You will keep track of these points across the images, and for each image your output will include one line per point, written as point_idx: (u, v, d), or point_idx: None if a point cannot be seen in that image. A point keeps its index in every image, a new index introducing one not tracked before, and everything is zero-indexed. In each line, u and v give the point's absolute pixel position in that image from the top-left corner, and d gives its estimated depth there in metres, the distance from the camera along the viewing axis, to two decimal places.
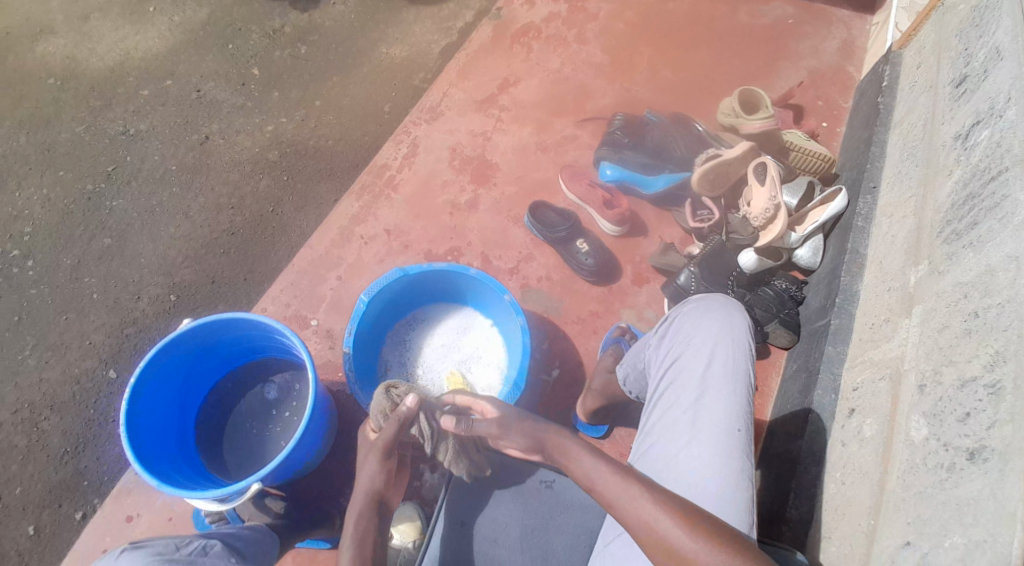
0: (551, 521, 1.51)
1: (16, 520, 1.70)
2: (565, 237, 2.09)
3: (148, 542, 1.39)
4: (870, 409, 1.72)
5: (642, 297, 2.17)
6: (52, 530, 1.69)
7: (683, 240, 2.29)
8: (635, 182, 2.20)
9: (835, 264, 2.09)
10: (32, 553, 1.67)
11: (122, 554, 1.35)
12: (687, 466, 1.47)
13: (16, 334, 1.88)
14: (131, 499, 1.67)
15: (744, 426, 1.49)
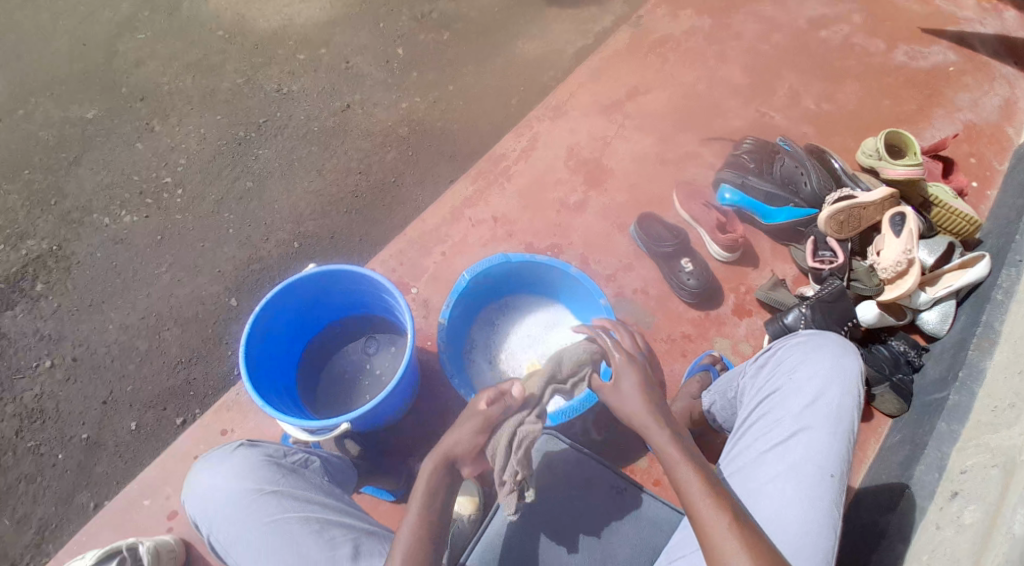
0: (617, 527, 1.52)
1: (122, 413, 1.86)
2: (670, 253, 2.04)
3: (264, 444, 1.55)
4: (976, 495, 1.57)
5: (741, 329, 2.08)
6: (151, 429, 1.85)
7: (796, 280, 2.17)
8: (754, 211, 2.15)
9: (965, 335, 1.91)
10: (130, 446, 1.83)
11: (240, 449, 1.51)
12: (769, 500, 1.39)
13: (156, 251, 2.04)
14: (227, 414, 1.80)
15: (837, 473, 1.40)
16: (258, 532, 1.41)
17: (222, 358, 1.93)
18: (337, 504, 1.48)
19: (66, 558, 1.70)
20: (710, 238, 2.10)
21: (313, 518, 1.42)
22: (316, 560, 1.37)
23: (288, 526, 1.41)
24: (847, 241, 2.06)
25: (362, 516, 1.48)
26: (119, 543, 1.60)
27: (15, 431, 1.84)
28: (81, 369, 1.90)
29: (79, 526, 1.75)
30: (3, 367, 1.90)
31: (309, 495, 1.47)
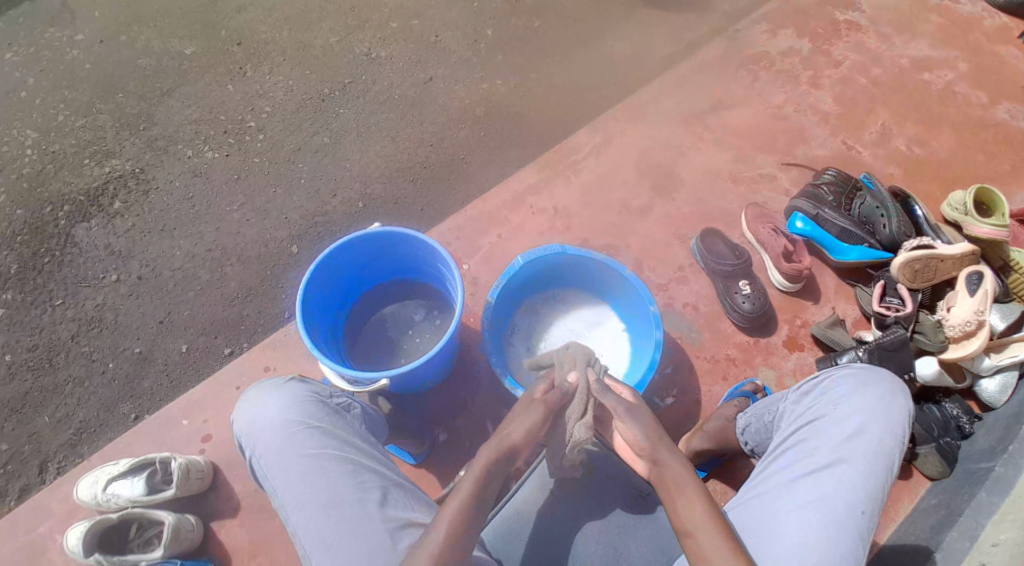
0: (633, 530, 1.54)
1: (175, 335, 1.94)
2: (728, 272, 2.00)
3: (312, 384, 1.67)
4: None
5: (788, 362, 2.02)
6: (199, 354, 1.92)
7: (857, 322, 2.08)
8: (824, 246, 2.09)
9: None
10: (177, 368, 1.91)
11: (291, 384, 1.64)
12: (799, 521, 1.44)
13: (231, 189, 2.11)
14: (271, 354, 1.87)
15: (868, 509, 1.46)
16: (296, 462, 1.53)
17: (274, 300, 1.99)
18: (371, 451, 1.61)
19: (100, 462, 1.79)
20: (771, 265, 2.07)
21: (348, 459, 1.55)
22: (348, 500, 1.50)
23: (325, 461, 1.54)
24: (918, 292, 1.99)
25: (391, 467, 1.60)
26: (153, 456, 1.75)
27: (72, 335, 1.93)
28: (143, 288, 1.99)
29: (116, 434, 1.84)
30: (70, 274, 1.99)
31: (347, 437, 1.59)
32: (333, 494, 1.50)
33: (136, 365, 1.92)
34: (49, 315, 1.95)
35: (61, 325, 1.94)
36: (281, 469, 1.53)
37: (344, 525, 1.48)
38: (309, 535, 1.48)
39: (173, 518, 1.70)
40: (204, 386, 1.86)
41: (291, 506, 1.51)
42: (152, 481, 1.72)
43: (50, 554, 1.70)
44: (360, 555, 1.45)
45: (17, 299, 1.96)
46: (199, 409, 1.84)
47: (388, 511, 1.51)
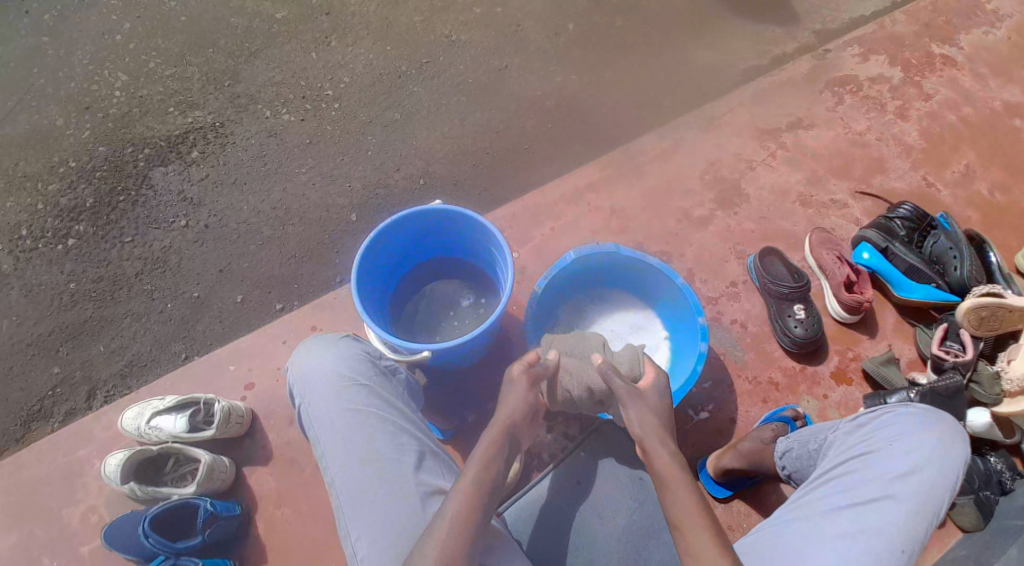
0: (656, 534, 1.70)
1: (232, 286, 2.01)
2: (784, 295, 1.96)
3: (366, 348, 1.79)
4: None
5: (833, 395, 1.96)
6: (251, 307, 1.99)
7: (911, 363, 2.00)
8: (888, 280, 2.02)
9: None
10: (229, 317, 1.98)
11: (346, 343, 1.76)
12: (834, 550, 1.45)
13: (303, 153, 2.17)
14: (320, 315, 1.93)
15: (909, 551, 1.45)
16: (344, 415, 1.65)
17: (328, 265, 2.03)
18: (411, 416, 1.71)
19: (147, 395, 1.87)
20: (830, 292, 2.02)
21: (390, 420, 1.66)
22: (388, 458, 1.61)
23: (370, 420, 1.64)
24: (979, 340, 1.91)
25: (427, 434, 1.71)
26: (199, 396, 1.82)
27: (137, 272, 2.02)
28: (209, 236, 2.06)
29: (165, 370, 1.92)
30: (143, 215, 2.08)
31: (391, 400, 1.70)
32: (372, 450, 1.61)
33: (193, 309, 2.00)
34: (117, 251, 2.04)
35: (127, 261, 2.03)
36: (330, 420, 1.65)
37: (379, 479, 1.59)
38: (347, 485, 1.59)
39: (209, 458, 1.77)
40: (252, 336, 1.93)
41: (333, 454, 1.63)
42: (194, 420, 1.80)
43: (88, 476, 1.78)
44: (391, 508, 1.56)
45: (91, 232, 2.06)
46: (242, 358, 1.90)
47: (420, 474, 1.61)
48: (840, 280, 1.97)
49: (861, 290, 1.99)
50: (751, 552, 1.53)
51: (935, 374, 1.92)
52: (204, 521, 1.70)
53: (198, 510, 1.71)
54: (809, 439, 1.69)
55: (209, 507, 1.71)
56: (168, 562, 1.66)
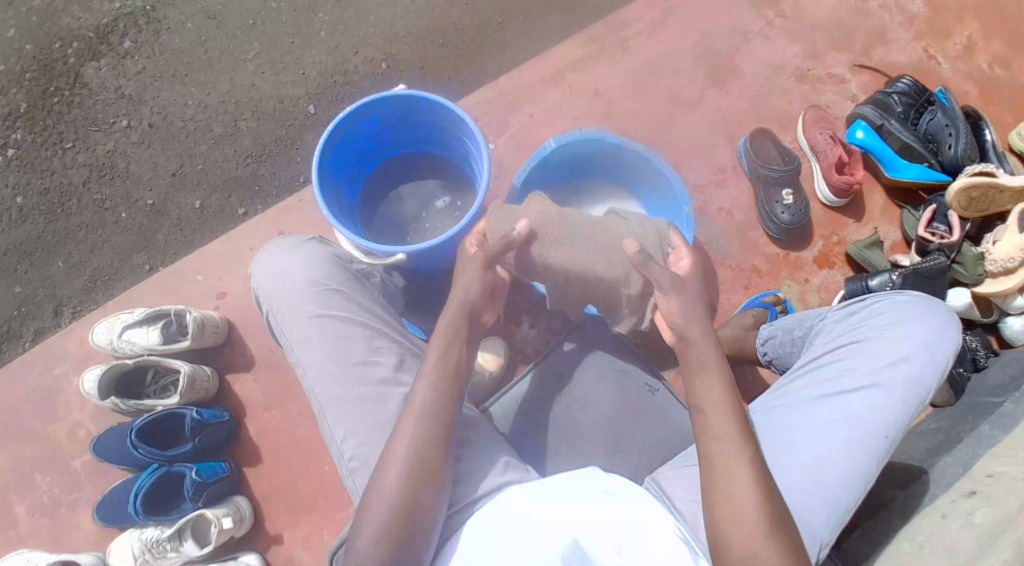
0: (640, 421, 1.69)
1: (189, 190, 1.91)
2: (773, 181, 1.90)
3: (337, 252, 1.70)
4: (995, 500, 1.53)
5: (815, 279, 1.92)
6: (213, 212, 1.90)
7: (894, 246, 1.95)
8: (877, 159, 1.93)
9: None
10: (190, 224, 1.90)
11: (315, 247, 1.67)
12: (819, 437, 1.48)
13: (244, 36, 1.96)
14: (288, 219, 1.86)
15: (892, 435, 1.48)
16: (317, 319, 1.56)
17: (290, 163, 1.92)
18: (386, 320, 1.63)
19: (116, 310, 1.84)
20: (820, 175, 1.95)
21: (366, 324, 1.58)
22: (364, 361, 1.52)
23: (344, 324, 1.56)
24: (966, 222, 1.88)
25: (402, 338, 1.63)
26: (167, 307, 1.80)
27: (83, 181, 1.90)
28: (155, 137, 1.92)
29: (132, 283, 1.87)
30: (80, 117, 1.92)
31: (365, 304, 1.62)
32: (349, 353, 1.52)
33: (149, 217, 1.91)
34: (61, 159, 1.90)
35: (72, 170, 1.90)
36: (300, 327, 1.55)
37: (358, 383, 1.51)
38: (323, 390, 1.51)
39: (190, 368, 1.76)
40: (222, 244, 1.88)
41: (307, 360, 1.54)
42: (167, 332, 1.79)
43: (69, 394, 1.79)
44: (372, 412, 1.48)
45: (29, 140, 1.91)
46: (213, 267, 1.86)
47: (400, 377, 1.53)
48: (832, 162, 1.89)
49: (852, 172, 1.92)
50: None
51: (918, 256, 1.88)
52: (193, 429, 1.71)
53: (184, 420, 1.72)
54: (794, 327, 1.70)
55: (196, 416, 1.72)
56: (163, 469, 1.70)
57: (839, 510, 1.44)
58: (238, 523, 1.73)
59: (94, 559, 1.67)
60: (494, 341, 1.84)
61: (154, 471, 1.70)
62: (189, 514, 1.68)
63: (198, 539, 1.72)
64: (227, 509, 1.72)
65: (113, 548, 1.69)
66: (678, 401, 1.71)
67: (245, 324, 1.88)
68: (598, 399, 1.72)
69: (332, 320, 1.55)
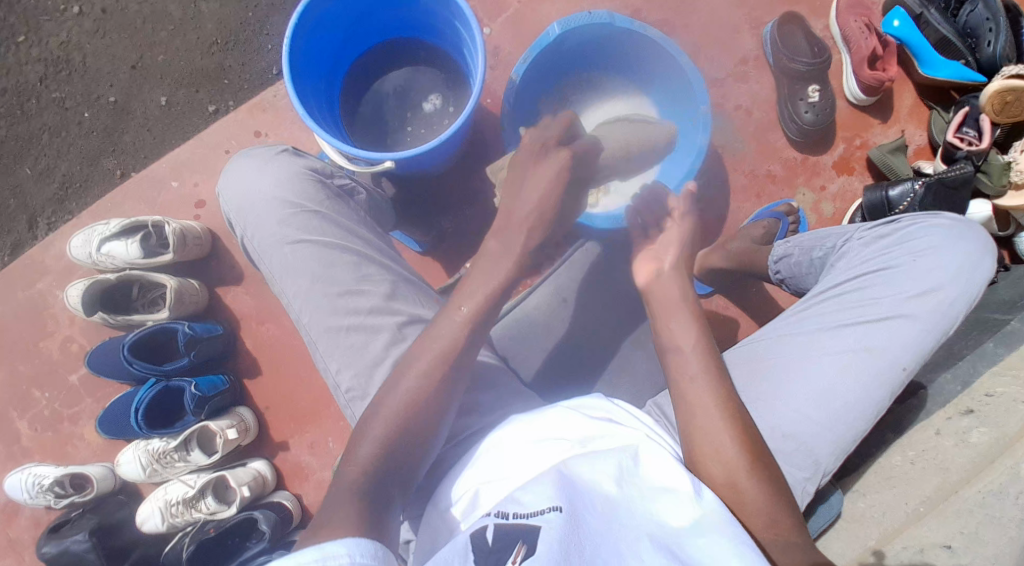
0: (643, 344, 1.59)
1: (153, 85, 1.84)
2: (800, 75, 1.76)
3: (311, 160, 1.43)
4: (993, 420, 1.52)
5: (832, 187, 1.83)
6: (182, 110, 1.85)
7: (918, 152, 1.83)
8: (913, 54, 1.78)
9: None
10: (159, 122, 1.85)
11: (286, 157, 1.40)
12: (830, 369, 1.35)
13: None
14: (262, 117, 1.79)
15: (910, 369, 1.36)
16: (297, 244, 1.31)
17: (259, 53, 1.85)
18: (376, 243, 1.37)
19: (91, 221, 1.80)
20: (849, 69, 1.79)
21: (349, 247, 1.31)
22: (350, 292, 1.28)
23: (324, 248, 1.30)
24: (996, 128, 1.73)
25: (397, 262, 1.37)
26: (145, 219, 1.74)
27: (40, 78, 1.84)
28: (109, 24, 1.84)
29: (104, 188, 1.84)
30: (30, 4, 1.84)
31: (350, 225, 1.36)
32: (332, 283, 1.28)
33: (114, 116, 1.86)
34: (13, 54, 1.84)
35: (27, 66, 1.84)
36: (278, 253, 1.31)
37: (347, 314, 1.27)
38: (311, 324, 1.28)
39: (175, 282, 1.71)
40: (204, 145, 1.81)
41: (290, 292, 1.30)
42: (148, 245, 1.73)
43: (55, 308, 1.78)
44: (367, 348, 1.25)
45: None
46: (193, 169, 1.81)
47: (399, 309, 1.29)
48: (864, 56, 1.73)
49: (885, 67, 1.75)
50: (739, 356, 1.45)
51: (944, 164, 1.75)
52: (186, 344, 1.68)
53: (177, 335, 1.68)
54: (813, 247, 1.57)
55: (189, 331, 1.68)
56: (161, 383, 1.69)
57: (839, 445, 1.34)
58: (243, 433, 1.75)
59: (103, 470, 1.75)
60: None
61: (153, 385, 1.69)
62: (192, 425, 1.72)
63: (205, 447, 1.77)
64: (231, 421, 1.74)
65: (120, 458, 1.75)
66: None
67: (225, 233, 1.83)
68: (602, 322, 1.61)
69: (310, 245, 1.30)
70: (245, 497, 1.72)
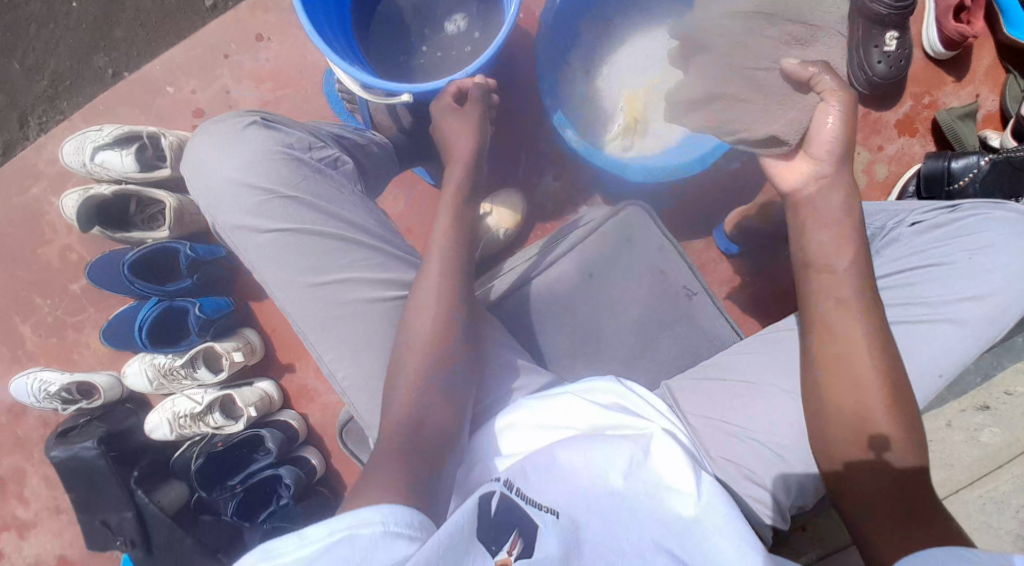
0: (668, 328, 1.35)
1: None
2: (879, 18, 1.55)
3: (284, 127, 1.25)
4: (1007, 422, 1.54)
5: (890, 149, 1.66)
6: (175, 6, 1.81)
7: (987, 119, 1.67)
8: (1000, 11, 1.62)
9: None
10: (151, 16, 1.82)
11: (255, 131, 1.22)
12: None
13: None
14: (265, 20, 1.76)
15: (948, 375, 1.26)
16: (273, 235, 1.19)
17: None
18: (368, 222, 1.25)
19: (83, 125, 1.80)
20: (931, 18, 1.63)
21: (333, 233, 1.21)
22: (339, 283, 1.20)
23: (307, 237, 1.20)
24: None
25: (391, 241, 1.26)
26: (140, 129, 1.67)
27: None
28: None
29: (95, 86, 1.84)
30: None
31: (334, 207, 1.23)
32: (318, 275, 1.19)
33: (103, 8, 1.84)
34: None
35: None
36: (252, 245, 1.20)
37: (336, 306, 1.20)
38: (299, 322, 1.21)
39: (175, 200, 1.63)
40: (200, 45, 1.77)
41: (273, 289, 1.21)
42: (144, 157, 1.67)
43: (52, 216, 1.78)
44: (361, 352, 1.18)
45: None
46: (186, 74, 1.76)
47: (394, 300, 1.21)
48: (951, 3, 1.58)
49: (970, 21, 1.60)
50: (759, 340, 1.28)
51: (1013, 140, 1.59)
52: (189, 266, 1.62)
53: (178, 257, 1.61)
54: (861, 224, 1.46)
55: (191, 254, 1.61)
56: (164, 303, 1.65)
57: None
58: (249, 354, 1.75)
59: (110, 379, 1.78)
60: (510, 194, 1.72)
61: (156, 304, 1.65)
62: (197, 344, 1.69)
63: (211, 365, 1.77)
64: (237, 343, 1.72)
65: (128, 370, 1.76)
66: (720, 310, 1.36)
67: None
68: (628, 301, 1.35)
69: (289, 236, 1.19)
70: (252, 417, 1.73)
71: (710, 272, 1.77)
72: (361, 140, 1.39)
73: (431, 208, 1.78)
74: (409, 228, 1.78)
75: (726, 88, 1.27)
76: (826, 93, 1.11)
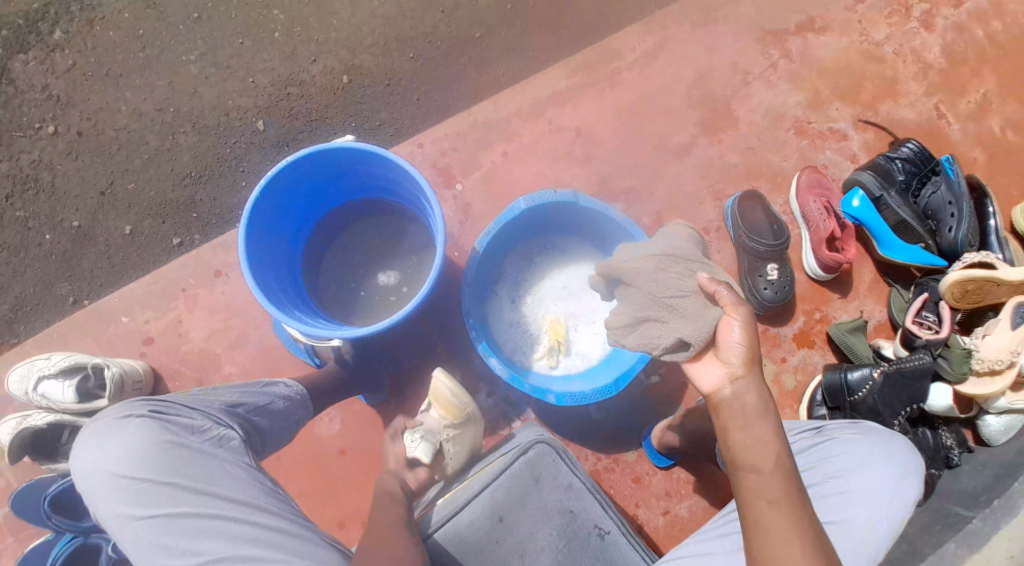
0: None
1: (120, 215, 2.02)
2: (760, 254, 1.85)
3: (170, 414, 1.34)
4: None
5: (793, 360, 1.88)
6: (143, 240, 2.02)
7: (878, 327, 1.91)
8: (873, 235, 1.88)
9: (1010, 465, 1.69)
10: (120, 249, 2.01)
11: (141, 424, 1.31)
12: None
13: (170, 50, 2.06)
14: (226, 257, 1.95)
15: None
16: (149, 520, 1.27)
17: (233, 187, 2.05)
18: (249, 497, 1.32)
19: (37, 349, 1.93)
20: (808, 246, 1.90)
21: (209, 512, 1.28)
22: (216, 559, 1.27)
23: (185, 520, 1.28)
24: (955, 310, 1.81)
25: (276, 509, 1.33)
26: (86, 360, 1.80)
27: (7, 195, 2.01)
28: (83, 147, 2.04)
29: (55, 312, 1.98)
30: (6, 119, 2.02)
31: (213, 488, 1.30)
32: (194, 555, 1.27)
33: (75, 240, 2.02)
34: None
35: None
36: (128, 531, 1.28)
37: None
38: None
39: None
40: (159, 280, 1.95)
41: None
42: (84, 387, 1.80)
43: None
44: None
45: None
46: (142, 307, 1.93)
47: None
48: (823, 236, 1.85)
49: (842, 247, 1.87)
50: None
51: (904, 348, 1.80)
52: None
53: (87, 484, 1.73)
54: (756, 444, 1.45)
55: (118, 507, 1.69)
56: (78, 539, 1.71)
57: None
58: None
59: None
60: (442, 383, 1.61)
61: (69, 541, 1.69)
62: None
63: None
64: None
65: None
66: (634, 547, 1.39)
67: (170, 374, 1.91)
68: (537, 544, 1.37)
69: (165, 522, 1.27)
70: None
71: (645, 485, 1.84)
72: (264, 400, 1.50)
73: (371, 423, 1.86)
74: (343, 449, 1.85)
75: (648, 312, 1.45)
76: (728, 304, 1.31)
